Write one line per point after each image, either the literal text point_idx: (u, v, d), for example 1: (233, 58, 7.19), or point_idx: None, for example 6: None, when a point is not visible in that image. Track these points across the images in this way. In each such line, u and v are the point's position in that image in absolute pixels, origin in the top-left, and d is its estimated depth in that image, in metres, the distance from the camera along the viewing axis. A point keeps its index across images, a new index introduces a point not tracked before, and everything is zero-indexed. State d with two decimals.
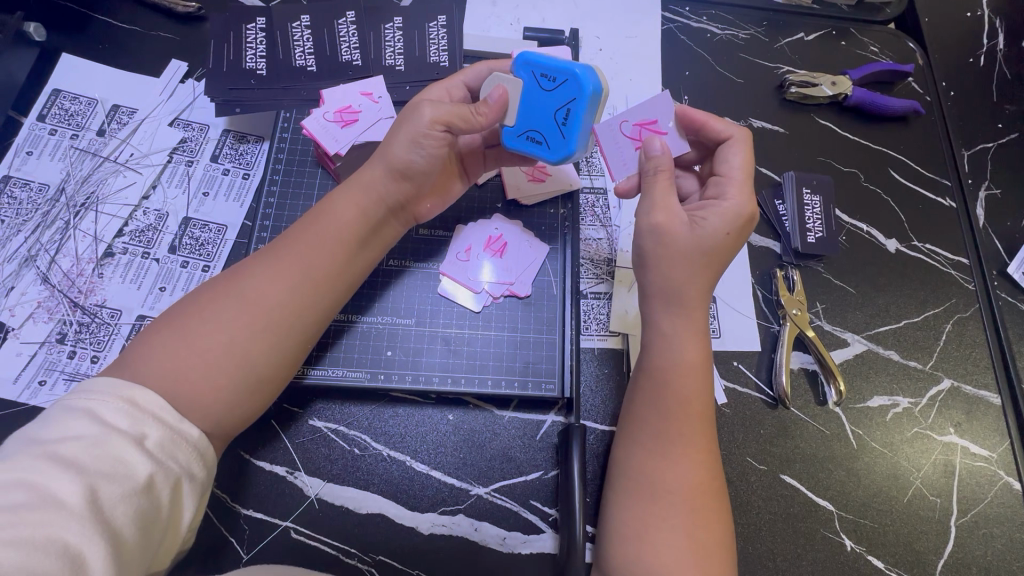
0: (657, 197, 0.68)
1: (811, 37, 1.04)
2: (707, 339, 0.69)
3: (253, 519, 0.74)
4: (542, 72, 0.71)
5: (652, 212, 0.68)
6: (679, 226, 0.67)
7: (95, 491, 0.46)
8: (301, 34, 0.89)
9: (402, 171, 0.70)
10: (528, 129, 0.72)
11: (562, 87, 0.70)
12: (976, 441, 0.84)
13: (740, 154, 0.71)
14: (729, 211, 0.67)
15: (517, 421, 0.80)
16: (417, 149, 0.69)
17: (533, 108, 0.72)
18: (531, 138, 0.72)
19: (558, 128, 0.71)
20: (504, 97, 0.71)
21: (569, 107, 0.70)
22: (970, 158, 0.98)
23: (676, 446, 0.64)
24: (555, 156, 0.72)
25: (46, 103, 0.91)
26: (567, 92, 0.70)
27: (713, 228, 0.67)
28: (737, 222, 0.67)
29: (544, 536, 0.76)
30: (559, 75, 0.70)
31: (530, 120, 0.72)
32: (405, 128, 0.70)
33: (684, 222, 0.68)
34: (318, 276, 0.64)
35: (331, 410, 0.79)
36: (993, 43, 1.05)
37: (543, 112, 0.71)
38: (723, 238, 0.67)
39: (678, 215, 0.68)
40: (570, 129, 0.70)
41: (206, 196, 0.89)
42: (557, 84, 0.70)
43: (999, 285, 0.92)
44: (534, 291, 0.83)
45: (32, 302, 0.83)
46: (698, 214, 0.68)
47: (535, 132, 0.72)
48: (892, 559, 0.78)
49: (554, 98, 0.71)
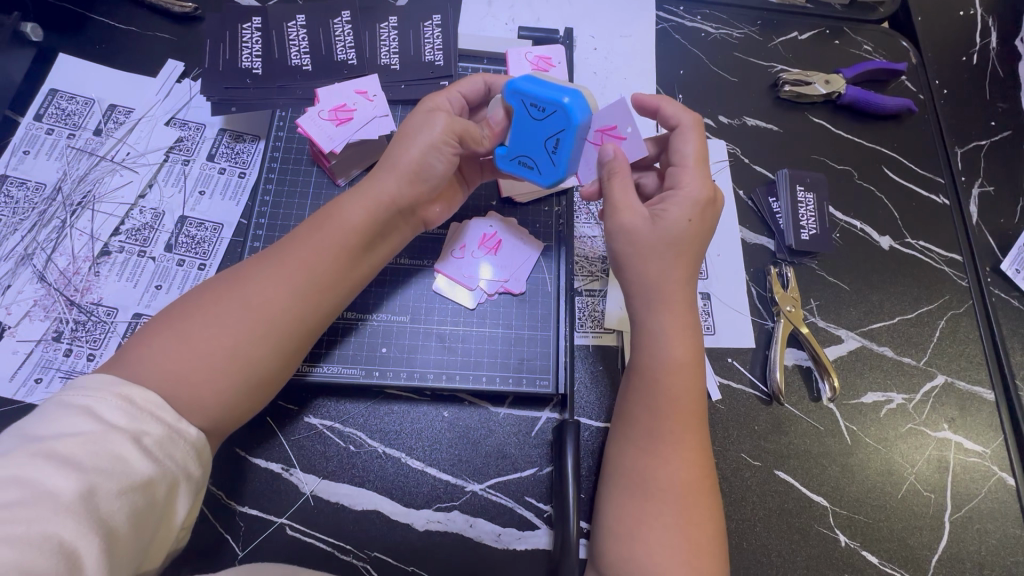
0: (615, 199, 0.69)
1: (804, 37, 1.04)
2: (693, 332, 0.68)
3: (249, 516, 0.75)
4: (531, 101, 0.69)
5: (615, 214, 0.69)
6: (640, 223, 0.68)
7: (91, 487, 0.46)
8: (298, 34, 0.90)
9: (417, 175, 0.70)
10: (521, 154, 0.73)
11: (551, 118, 0.69)
12: (970, 436, 0.84)
13: (692, 140, 0.70)
14: (687, 199, 0.67)
15: (513, 418, 0.80)
16: (437, 155, 0.70)
17: (525, 134, 0.72)
18: (522, 163, 0.74)
19: (548, 156, 0.72)
20: (503, 120, 0.73)
21: (558, 137, 0.70)
22: (964, 156, 0.98)
23: (669, 442, 0.64)
24: (546, 180, 0.74)
25: (43, 103, 0.91)
26: (557, 122, 0.69)
27: (674, 219, 0.67)
28: (696, 209, 0.67)
29: (539, 532, 0.76)
30: (549, 106, 0.68)
31: (522, 146, 0.72)
32: (420, 135, 0.70)
33: (645, 218, 0.68)
34: (322, 278, 0.65)
35: (327, 407, 0.79)
36: (985, 41, 1.05)
37: (535, 139, 0.71)
38: (686, 225, 0.67)
39: (638, 212, 0.68)
40: (559, 159, 0.71)
41: (202, 195, 0.89)
42: (547, 114, 0.69)
43: (994, 282, 0.92)
44: (529, 288, 0.84)
45: (28, 300, 0.83)
46: (659, 207, 0.69)
47: (526, 158, 0.73)
48: (887, 555, 0.78)
49: (543, 127, 0.70)
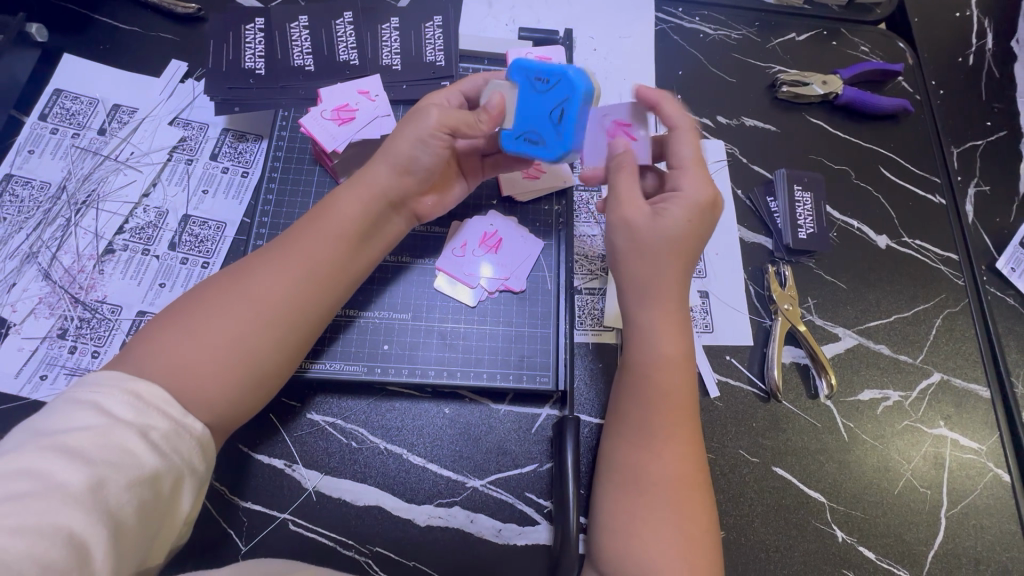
0: (620, 191, 0.70)
1: (802, 37, 1.05)
2: (684, 330, 0.69)
3: (252, 511, 0.75)
4: (535, 75, 0.71)
5: (618, 208, 0.70)
6: (641, 219, 0.69)
7: (99, 480, 0.47)
8: (300, 35, 0.91)
9: (406, 167, 0.71)
10: (526, 130, 0.72)
11: (555, 89, 0.70)
12: (966, 433, 0.85)
13: (688, 142, 0.71)
14: (687, 200, 0.68)
15: (513, 414, 0.81)
16: (422, 147, 0.70)
17: (528, 110, 0.72)
18: (528, 139, 0.72)
19: (554, 128, 0.71)
20: (503, 102, 0.71)
21: (563, 107, 0.70)
22: (959, 156, 0.99)
23: (666, 437, 0.65)
24: (553, 154, 0.72)
25: (47, 103, 0.92)
26: (562, 93, 0.70)
27: (673, 219, 0.68)
28: (696, 210, 0.68)
29: (539, 527, 0.77)
30: (552, 77, 0.70)
31: (527, 121, 0.72)
32: (411, 127, 0.71)
33: (646, 215, 0.69)
34: (322, 271, 0.66)
35: (329, 404, 0.80)
36: (981, 42, 1.06)
37: (539, 114, 0.71)
38: (686, 225, 0.68)
39: (640, 209, 0.69)
40: (565, 129, 0.71)
41: (205, 194, 0.90)
42: (550, 86, 0.70)
43: (989, 281, 0.93)
44: (529, 285, 0.85)
45: (33, 298, 0.84)
46: (660, 205, 0.69)
47: (532, 133, 0.72)
48: (883, 550, 0.79)
49: (547, 100, 0.71)
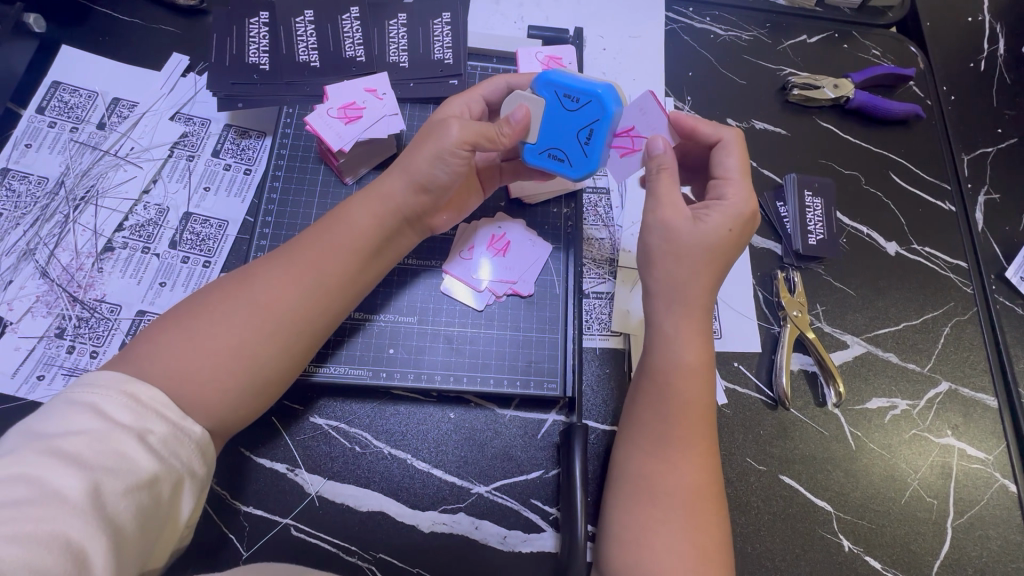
0: (661, 194, 0.68)
1: (814, 40, 1.04)
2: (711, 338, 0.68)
3: (253, 516, 0.74)
4: (565, 92, 0.70)
5: (658, 209, 0.68)
6: (682, 223, 0.67)
7: (97, 486, 0.46)
8: (306, 30, 0.88)
9: (423, 184, 0.69)
10: (553, 147, 0.72)
11: (586, 108, 0.70)
12: (973, 443, 0.84)
13: (733, 154, 0.70)
14: (731, 209, 0.67)
15: (519, 420, 0.80)
16: (441, 165, 0.68)
17: (556, 126, 0.71)
18: (553, 156, 0.73)
19: (581, 147, 0.71)
20: (527, 117, 0.70)
21: (592, 127, 0.70)
22: (970, 163, 0.99)
23: (675, 448, 0.63)
24: (576, 174, 0.73)
25: (45, 96, 0.90)
26: (591, 113, 0.70)
27: (715, 225, 0.66)
28: (739, 221, 0.67)
29: (545, 535, 0.76)
30: (583, 96, 0.70)
31: (552, 139, 0.72)
32: (430, 143, 0.68)
33: (688, 220, 0.67)
34: (331, 282, 0.64)
35: (333, 408, 0.79)
36: (993, 48, 1.06)
37: (567, 132, 0.71)
38: (726, 234, 0.67)
39: (683, 212, 0.67)
40: (592, 148, 0.71)
41: (207, 191, 0.88)
42: (581, 105, 0.70)
43: (998, 289, 0.93)
44: (537, 290, 0.83)
45: (30, 296, 0.82)
46: (701, 212, 0.68)
47: (557, 150, 0.72)
48: (890, 559, 0.79)
49: (577, 118, 0.71)
